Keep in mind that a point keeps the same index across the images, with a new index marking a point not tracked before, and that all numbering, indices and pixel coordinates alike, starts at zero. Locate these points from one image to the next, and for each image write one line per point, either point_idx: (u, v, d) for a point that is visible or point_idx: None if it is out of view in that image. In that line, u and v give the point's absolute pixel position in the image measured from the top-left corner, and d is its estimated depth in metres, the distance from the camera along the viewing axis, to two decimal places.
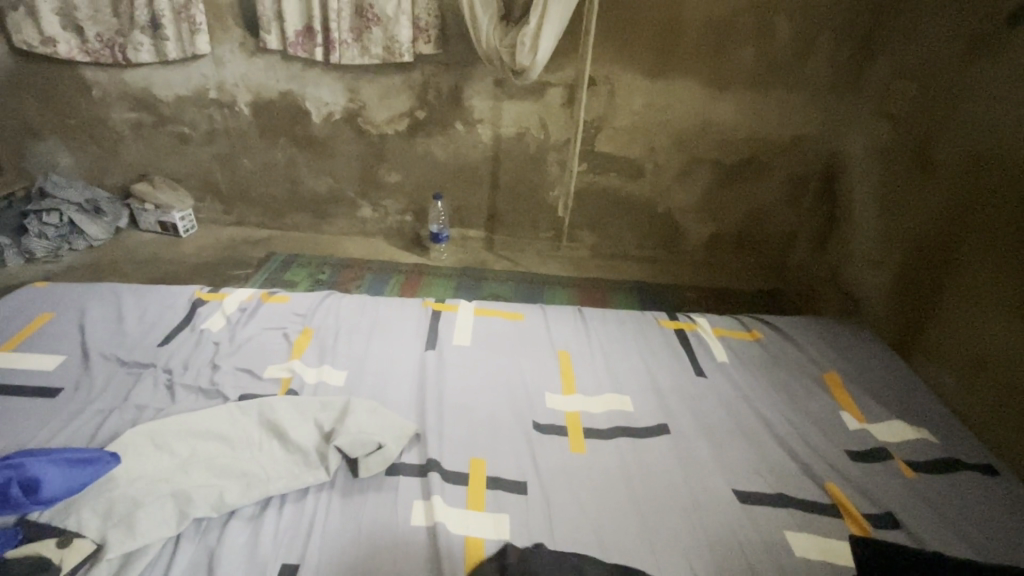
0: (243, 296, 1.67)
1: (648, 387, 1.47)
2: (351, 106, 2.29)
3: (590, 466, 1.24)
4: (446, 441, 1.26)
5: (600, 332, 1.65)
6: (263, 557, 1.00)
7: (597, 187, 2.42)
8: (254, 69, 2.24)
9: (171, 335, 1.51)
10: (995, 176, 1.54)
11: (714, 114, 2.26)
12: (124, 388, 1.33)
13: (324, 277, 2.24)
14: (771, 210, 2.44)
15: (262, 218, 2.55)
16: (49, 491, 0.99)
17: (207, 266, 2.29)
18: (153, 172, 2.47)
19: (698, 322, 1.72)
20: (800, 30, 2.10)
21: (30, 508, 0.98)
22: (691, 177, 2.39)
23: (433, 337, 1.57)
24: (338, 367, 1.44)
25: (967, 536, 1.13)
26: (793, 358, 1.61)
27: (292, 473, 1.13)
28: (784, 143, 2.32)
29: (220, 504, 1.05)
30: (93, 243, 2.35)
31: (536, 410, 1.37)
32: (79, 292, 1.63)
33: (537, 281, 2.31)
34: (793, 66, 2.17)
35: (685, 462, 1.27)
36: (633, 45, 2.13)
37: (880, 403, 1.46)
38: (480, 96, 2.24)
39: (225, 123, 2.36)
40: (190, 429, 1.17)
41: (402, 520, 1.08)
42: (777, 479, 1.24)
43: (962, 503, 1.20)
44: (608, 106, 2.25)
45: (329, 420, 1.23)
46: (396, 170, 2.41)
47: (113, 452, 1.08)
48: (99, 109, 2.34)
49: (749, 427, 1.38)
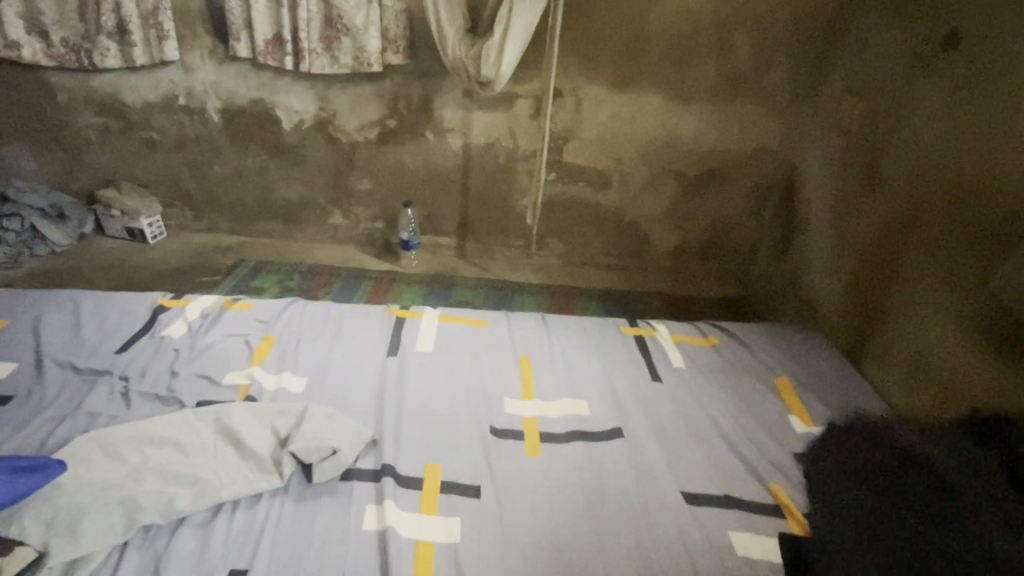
0: (206, 302, 1.67)
1: (605, 392, 1.51)
2: (322, 114, 2.31)
3: (544, 469, 1.27)
4: (402, 446, 1.27)
5: (562, 339, 1.69)
6: (211, 563, 1.00)
7: (566, 196, 2.46)
8: (224, 76, 2.25)
9: (129, 342, 1.50)
10: (935, 188, 1.61)
11: (678, 126, 2.33)
12: (78, 395, 1.32)
13: (292, 284, 2.24)
14: (733, 220, 2.51)
15: (232, 224, 2.54)
16: None
17: (174, 272, 2.27)
18: (121, 176, 2.45)
19: (658, 329, 1.77)
20: (758, 46, 2.18)
21: None
22: (656, 187, 2.44)
23: (396, 344, 1.59)
24: (298, 373, 1.45)
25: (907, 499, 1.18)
26: (747, 363, 1.66)
27: (246, 478, 1.13)
28: (745, 156, 2.39)
29: (170, 511, 1.05)
30: (56, 249, 2.31)
31: (493, 415, 1.40)
32: (37, 298, 1.62)
33: (506, 288, 2.34)
34: (753, 80, 2.25)
35: (636, 465, 1.30)
36: (598, 59, 2.19)
37: (828, 408, 1.52)
38: (449, 106, 2.27)
39: (194, 130, 2.35)
40: (144, 436, 1.17)
41: (353, 524, 1.09)
42: (725, 480, 1.28)
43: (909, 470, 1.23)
44: (576, 117, 2.30)
45: (286, 427, 1.24)
46: (367, 177, 2.43)
47: (60, 459, 1.07)
48: (65, 113, 2.33)
49: (701, 430, 1.42)
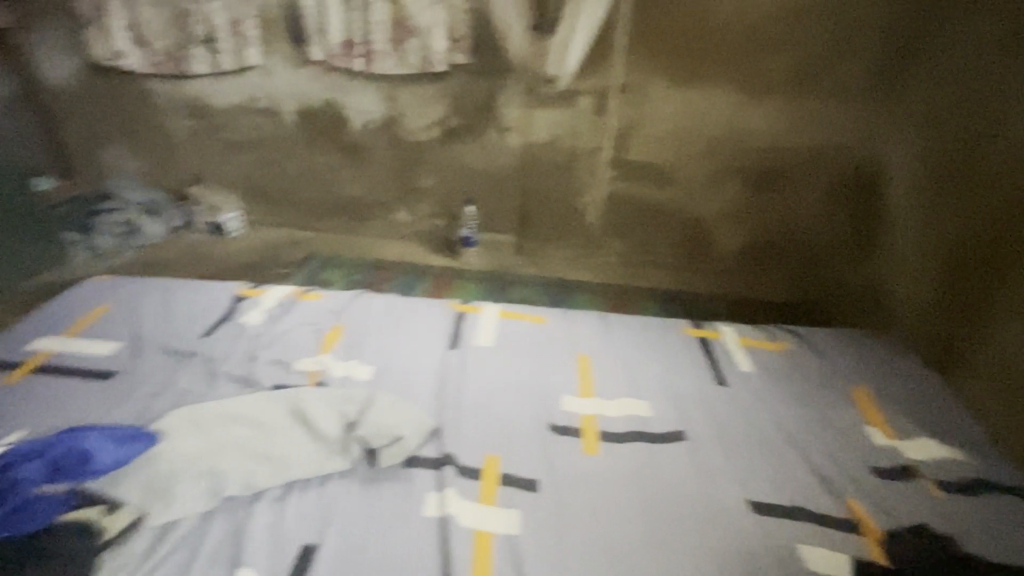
0: (282, 292, 1.77)
1: (666, 393, 1.48)
2: (389, 114, 2.39)
3: (604, 468, 1.26)
4: (462, 437, 1.30)
5: (622, 337, 1.66)
6: (285, 537, 1.06)
7: (627, 194, 2.42)
8: (300, 79, 2.37)
9: (214, 327, 1.61)
10: None
11: (747, 122, 2.23)
12: (170, 373, 1.44)
13: (358, 278, 2.34)
14: (807, 221, 2.34)
15: (302, 220, 2.66)
16: (100, 463, 1.08)
17: (251, 265, 2.42)
18: (206, 175, 2.63)
19: (724, 331, 1.71)
20: (837, 35, 2.07)
21: (83, 476, 1.07)
22: (721, 185, 2.34)
23: (457, 338, 1.62)
24: (365, 362, 1.51)
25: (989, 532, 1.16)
26: (820, 370, 1.57)
27: (317, 459, 1.19)
28: (819, 152, 2.25)
29: (249, 484, 1.12)
30: (150, 241, 2.52)
31: (552, 412, 1.40)
32: (135, 286, 1.76)
33: (564, 286, 2.33)
34: (831, 73, 2.13)
35: (699, 469, 1.27)
36: (664, 53, 2.14)
37: (910, 421, 1.42)
38: (511, 104, 2.29)
39: (272, 130, 2.49)
40: (227, 414, 1.25)
41: (416, 509, 1.12)
42: (795, 491, 1.22)
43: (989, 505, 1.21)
44: (639, 113, 2.25)
45: (354, 412, 1.30)
46: (430, 175, 2.49)
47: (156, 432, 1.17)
48: (160, 117, 2.53)
49: (769, 439, 1.35)
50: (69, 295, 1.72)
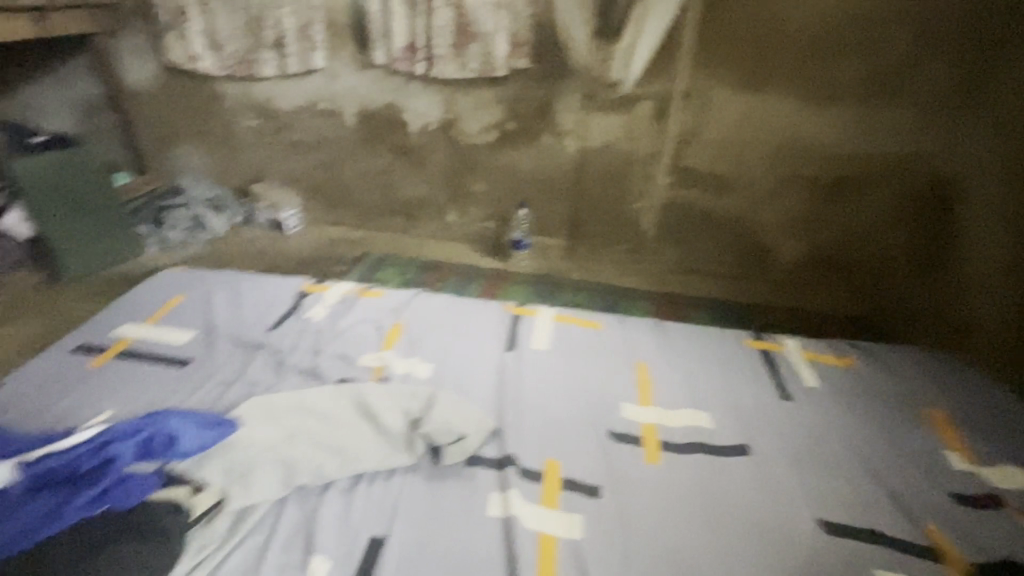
0: (343, 289, 1.82)
1: (728, 405, 1.44)
2: (446, 117, 2.43)
3: (666, 478, 1.24)
4: (523, 440, 1.30)
5: (680, 347, 1.64)
6: (354, 528, 1.08)
7: (682, 201, 2.38)
8: (362, 82, 2.44)
9: (280, 321, 1.67)
10: None
11: (814, 129, 2.17)
12: (241, 364, 1.50)
13: (410, 277, 2.38)
14: (874, 232, 2.28)
15: (357, 220, 2.74)
16: (186, 445, 1.13)
17: (308, 262, 2.50)
18: (268, 173, 2.73)
19: (786, 344, 1.66)
20: (914, 42, 2.00)
21: (169, 458, 1.12)
22: (784, 195, 2.29)
23: (514, 340, 1.63)
24: (425, 360, 1.54)
25: None
26: (891, 389, 1.51)
27: (382, 453, 1.21)
28: (891, 161, 2.18)
29: (319, 475, 1.15)
30: (215, 236, 2.64)
31: (611, 418, 1.39)
32: (205, 279, 1.84)
33: (615, 293, 2.31)
34: (907, 80, 2.06)
35: (766, 486, 1.23)
36: (729, 59, 2.10)
37: (992, 446, 1.34)
38: (569, 109, 2.29)
39: (333, 131, 2.57)
40: (297, 406, 1.29)
41: (479, 509, 1.13)
42: (870, 514, 1.17)
43: None
44: (700, 119, 2.22)
45: (416, 409, 1.32)
46: (483, 179, 2.51)
47: (233, 419, 1.22)
48: (228, 117, 2.64)
49: (839, 458, 1.30)
50: (146, 286, 1.81)
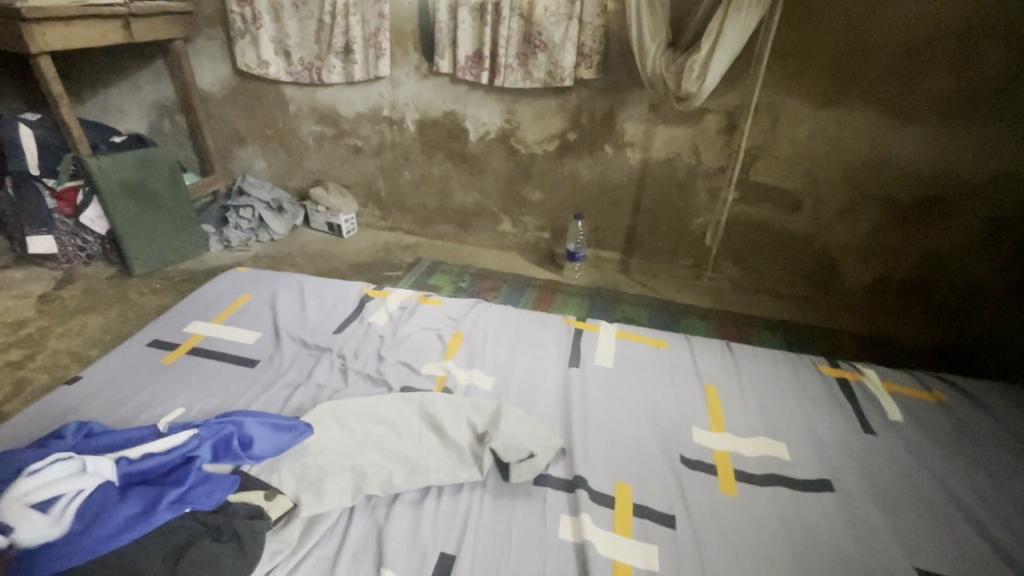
0: (403, 295, 1.82)
1: (807, 436, 1.37)
2: (506, 126, 2.42)
3: (745, 511, 1.17)
4: (591, 461, 1.26)
5: (751, 371, 1.57)
6: (424, 543, 1.06)
7: (747, 218, 2.31)
8: (425, 90, 2.46)
9: (343, 325, 1.68)
10: None
11: (893, 148, 2.07)
12: (307, 366, 1.51)
13: (464, 284, 2.37)
14: (954, 256, 2.17)
15: (412, 225, 2.77)
16: (260, 448, 1.14)
17: (364, 265, 2.53)
18: (328, 177, 2.79)
19: (865, 373, 1.57)
20: (1015, 56, 1.85)
21: (244, 460, 1.13)
22: (857, 215, 2.20)
23: (576, 355, 1.59)
24: (487, 372, 1.52)
25: None
26: (986, 428, 1.40)
27: (449, 466, 1.19)
28: (978, 183, 2.05)
29: (388, 485, 1.14)
30: (274, 237, 2.70)
31: (682, 443, 1.33)
32: (271, 280, 1.88)
33: (673, 309, 2.25)
34: (1003, 97, 1.92)
35: (854, 526, 1.15)
36: (806, 71, 2.02)
37: None
38: (633, 120, 2.25)
39: (393, 137, 2.60)
40: (364, 412, 1.29)
41: (549, 532, 1.09)
42: (972, 565, 1.08)
43: None
44: (770, 134, 2.15)
45: (482, 422, 1.30)
46: (540, 189, 2.50)
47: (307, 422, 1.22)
48: (292, 121, 2.70)
49: (934, 501, 1.21)
50: (214, 284, 1.86)
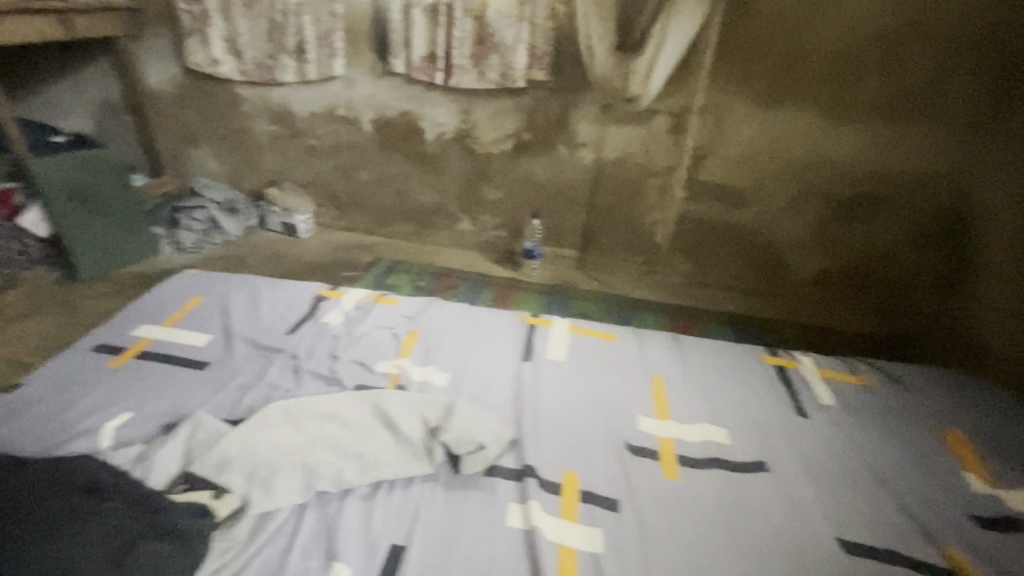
0: (359, 295, 1.82)
1: (746, 421, 1.44)
2: (463, 126, 2.44)
3: (685, 493, 1.23)
4: (541, 451, 1.30)
5: (696, 361, 1.64)
6: (375, 535, 1.08)
7: (697, 215, 2.40)
8: (380, 90, 2.46)
9: (297, 325, 1.68)
10: None
11: (830, 148, 2.19)
12: (259, 367, 1.51)
13: (423, 284, 2.38)
14: (888, 249, 2.31)
15: (371, 225, 2.76)
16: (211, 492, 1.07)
17: (322, 266, 2.51)
18: (283, 177, 2.76)
19: (801, 361, 1.66)
20: (935, 60, 2.00)
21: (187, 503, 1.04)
22: (800, 211, 2.31)
23: (530, 350, 1.63)
24: (441, 368, 1.54)
25: None
26: (908, 408, 1.51)
27: (402, 461, 1.21)
28: (907, 180, 2.19)
29: (339, 482, 1.15)
30: (228, 238, 2.65)
31: (629, 431, 1.39)
32: (223, 282, 1.85)
33: (627, 304, 2.31)
34: (926, 99, 2.06)
35: (785, 503, 1.23)
36: (748, 74, 2.12)
37: (1010, 467, 1.34)
38: (586, 121, 2.31)
39: (349, 137, 2.59)
40: (316, 411, 1.29)
41: (498, 520, 1.13)
42: (890, 534, 1.17)
43: None
44: (716, 133, 2.24)
45: (435, 417, 1.32)
46: (497, 188, 2.53)
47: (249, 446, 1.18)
48: (245, 121, 2.66)
49: (859, 476, 1.30)
50: (163, 288, 1.81)
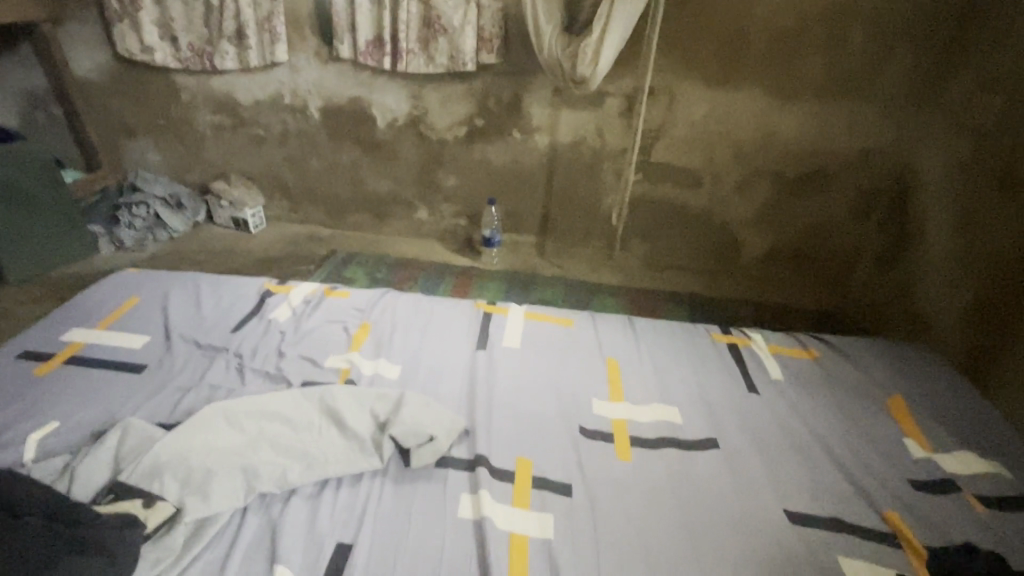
0: (308, 288, 1.76)
1: (697, 399, 1.46)
2: (414, 112, 2.39)
3: (637, 474, 1.24)
4: (494, 439, 1.29)
5: (651, 342, 1.65)
6: (320, 535, 1.05)
7: (653, 197, 2.41)
8: (326, 76, 2.37)
9: (242, 322, 1.62)
10: None
11: (778, 126, 2.22)
12: (201, 367, 1.45)
13: (380, 275, 2.33)
14: (835, 226, 2.37)
15: (326, 217, 2.68)
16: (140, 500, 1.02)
17: (274, 260, 2.43)
18: (230, 169, 2.65)
19: (753, 338, 1.69)
20: (875, 38, 2.04)
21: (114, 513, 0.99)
22: (751, 190, 2.35)
23: (484, 338, 1.61)
24: (393, 360, 1.51)
25: None
26: (852, 379, 1.55)
27: (349, 457, 1.18)
28: (852, 157, 2.25)
29: (283, 481, 1.11)
30: (174, 235, 2.54)
31: (583, 415, 1.39)
32: (164, 280, 1.77)
33: (587, 288, 2.31)
34: (867, 77, 2.11)
35: (734, 478, 1.25)
36: (696, 54, 2.12)
37: (946, 431, 1.39)
38: (538, 105, 2.29)
39: (297, 126, 2.50)
40: (258, 410, 1.24)
41: (448, 512, 1.11)
42: (833, 502, 1.20)
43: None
44: (668, 115, 2.24)
45: (385, 411, 1.29)
46: (453, 175, 2.49)
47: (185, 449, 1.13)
48: (186, 111, 2.53)
49: (804, 448, 1.33)
50: (97, 288, 1.72)
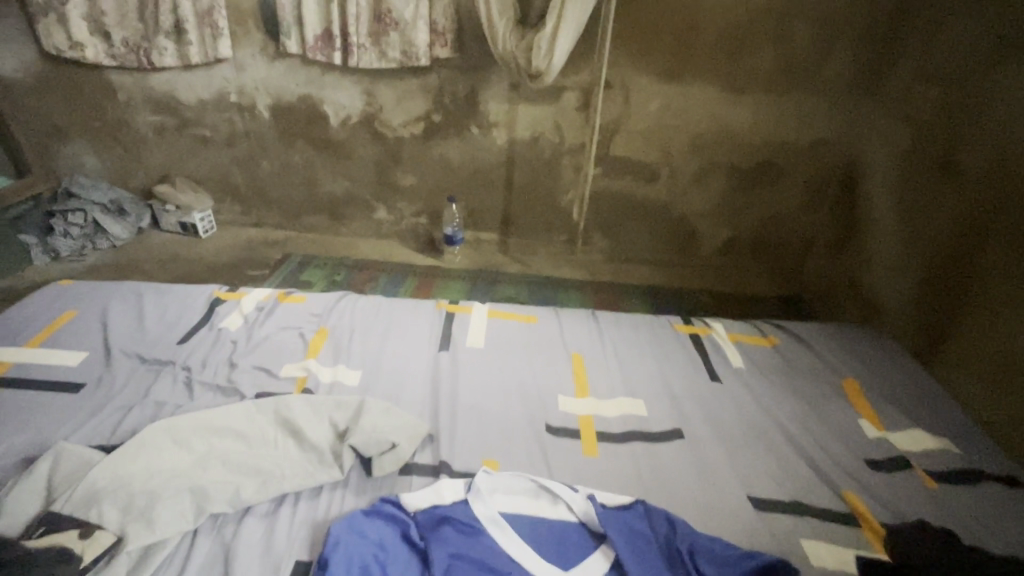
0: (260, 295, 1.69)
1: (662, 391, 1.47)
2: (368, 109, 2.32)
3: (604, 469, 1.24)
4: (458, 443, 1.26)
5: (614, 336, 1.65)
6: (277, 555, 1.00)
7: (613, 190, 2.42)
8: (274, 73, 2.28)
9: (190, 333, 1.53)
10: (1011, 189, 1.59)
11: (730, 118, 2.25)
12: (144, 384, 1.36)
13: (339, 278, 2.26)
14: (787, 214, 2.43)
15: (280, 219, 2.58)
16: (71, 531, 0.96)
17: (226, 266, 2.32)
18: (174, 172, 2.52)
19: (714, 327, 1.71)
20: (818, 32, 2.09)
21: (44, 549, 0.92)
22: (706, 182, 2.38)
23: (447, 339, 1.58)
24: (352, 366, 1.46)
25: (984, 521, 1.16)
26: (809, 364, 1.59)
27: (307, 470, 1.14)
28: (800, 147, 2.31)
29: (235, 500, 1.06)
30: (116, 242, 2.40)
31: (549, 413, 1.37)
32: (104, 291, 1.67)
33: (551, 283, 2.30)
34: (813, 69, 2.16)
35: (699, 468, 1.26)
36: (650, 48, 2.13)
37: (898, 411, 1.44)
38: (495, 100, 2.26)
39: (245, 126, 2.39)
40: (207, 426, 1.18)
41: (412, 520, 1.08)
42: (795, 486, 1.22)
43: (981, 495, 1.22)
44: (624, 108, 2.25)
45: (344, 420, 1.24)
46: (411, 173, 2.43)
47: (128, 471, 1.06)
48: (124, 111, 2.39)
49: (766, 434, 1.36)
50: (28, 301, 1.60)
